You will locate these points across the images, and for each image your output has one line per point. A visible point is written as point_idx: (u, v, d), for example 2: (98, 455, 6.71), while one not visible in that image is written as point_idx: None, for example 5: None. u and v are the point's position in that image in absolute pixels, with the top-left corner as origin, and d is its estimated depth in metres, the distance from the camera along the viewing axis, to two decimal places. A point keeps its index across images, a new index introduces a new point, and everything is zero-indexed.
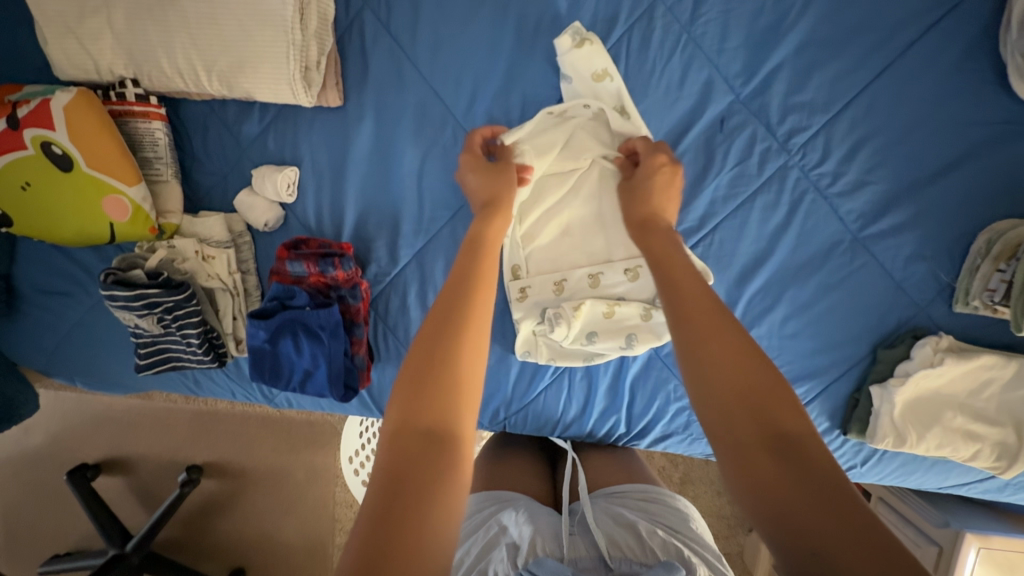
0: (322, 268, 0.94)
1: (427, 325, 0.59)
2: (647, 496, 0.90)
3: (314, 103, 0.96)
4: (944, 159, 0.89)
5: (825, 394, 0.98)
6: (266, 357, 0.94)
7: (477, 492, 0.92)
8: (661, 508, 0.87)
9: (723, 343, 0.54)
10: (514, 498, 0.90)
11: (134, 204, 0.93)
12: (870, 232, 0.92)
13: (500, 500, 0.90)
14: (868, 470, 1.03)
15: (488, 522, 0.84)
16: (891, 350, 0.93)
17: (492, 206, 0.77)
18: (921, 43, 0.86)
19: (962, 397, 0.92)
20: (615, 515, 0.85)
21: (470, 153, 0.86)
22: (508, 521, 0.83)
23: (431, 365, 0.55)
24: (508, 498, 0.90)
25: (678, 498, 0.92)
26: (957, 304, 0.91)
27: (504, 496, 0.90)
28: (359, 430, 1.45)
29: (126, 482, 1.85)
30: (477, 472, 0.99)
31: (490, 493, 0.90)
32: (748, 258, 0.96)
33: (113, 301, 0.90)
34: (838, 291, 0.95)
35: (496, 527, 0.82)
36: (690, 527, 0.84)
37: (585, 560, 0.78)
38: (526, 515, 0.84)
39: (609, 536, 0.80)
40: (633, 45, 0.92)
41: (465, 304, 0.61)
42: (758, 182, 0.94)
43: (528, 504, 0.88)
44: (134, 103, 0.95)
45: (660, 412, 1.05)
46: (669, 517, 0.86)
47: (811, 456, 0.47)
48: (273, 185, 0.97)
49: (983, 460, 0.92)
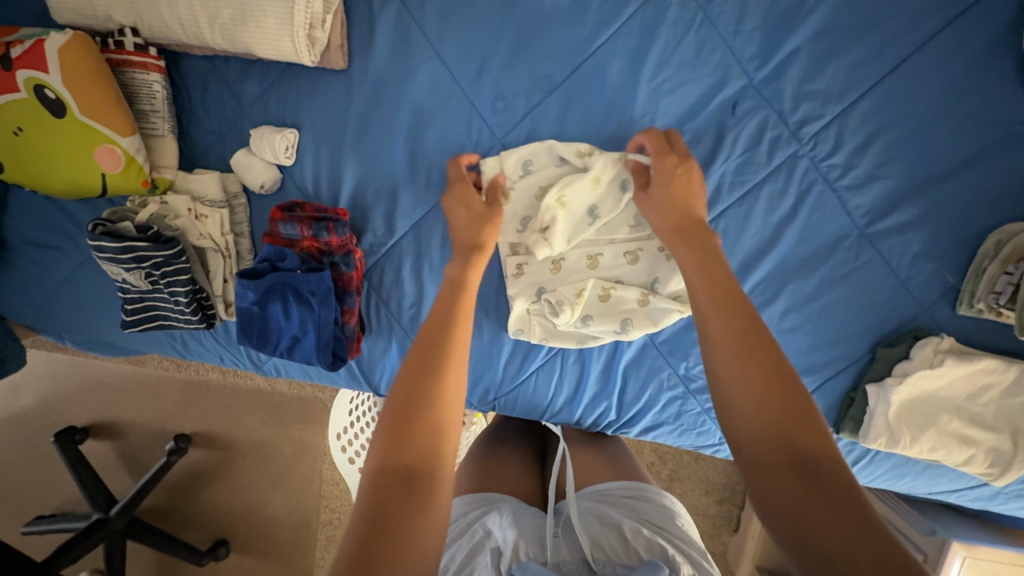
0: (316, 232, 0.92)
1: (418, 348, 0.67)
2: (633, 493, 0.89)
3: (317, 63, 0.93)
4: (958, 156, 0.87)
5: (819, 392, 0.97)
6: (255, 320, 0.93)
7: (464, 494, 0.91)
8: (646, 506, 0.87)
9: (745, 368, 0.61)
10: (500, 501, 0.89)
11: (127, 155, 0.91)
12: (877, 229, 0.91)
13: (487, 503, 0.89)
14: (859, 472, 1.02)
15: (473, 527, 0.83)
16: (890, 349, 0.91)
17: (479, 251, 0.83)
18: (943, 34, 0.84)
19: (959, 400, 0.90)
20: (599, 516, 0.85)
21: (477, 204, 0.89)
22: (493, 525, 0.83)
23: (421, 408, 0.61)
24: (494, 501, 0.89)
25: (665, 495, 0.91)
26: (961, 306, 0.89)
27: (491, 498, 0.90)
28: (350, 408, 1.42)
29: (114, 448, 1.85)
30: (464, 474, 0.98)
31: (478, 496, 0.90)
32: (751, 250, 0.94)
33: (101, 253, 0.89)
34: (841, 287, 0.93)
35: (480, 532, 0.82)
36: (676, 524, 0.84)
37: (568, 563, 0.78)
38: (511, 518, 0.84)
39: (592, 538, 0.80)
40: (646, 20, 0.89)
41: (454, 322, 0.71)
42: (766, 170, 0.92)
43: (514, 506, 0.87)
44: (132, 53, 0.91)
45: (651, 401, 1.03)
46: (654, 515, 0.85)
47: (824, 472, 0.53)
48: (272, 147, 0.95)
49: (976, 466, 0.91)
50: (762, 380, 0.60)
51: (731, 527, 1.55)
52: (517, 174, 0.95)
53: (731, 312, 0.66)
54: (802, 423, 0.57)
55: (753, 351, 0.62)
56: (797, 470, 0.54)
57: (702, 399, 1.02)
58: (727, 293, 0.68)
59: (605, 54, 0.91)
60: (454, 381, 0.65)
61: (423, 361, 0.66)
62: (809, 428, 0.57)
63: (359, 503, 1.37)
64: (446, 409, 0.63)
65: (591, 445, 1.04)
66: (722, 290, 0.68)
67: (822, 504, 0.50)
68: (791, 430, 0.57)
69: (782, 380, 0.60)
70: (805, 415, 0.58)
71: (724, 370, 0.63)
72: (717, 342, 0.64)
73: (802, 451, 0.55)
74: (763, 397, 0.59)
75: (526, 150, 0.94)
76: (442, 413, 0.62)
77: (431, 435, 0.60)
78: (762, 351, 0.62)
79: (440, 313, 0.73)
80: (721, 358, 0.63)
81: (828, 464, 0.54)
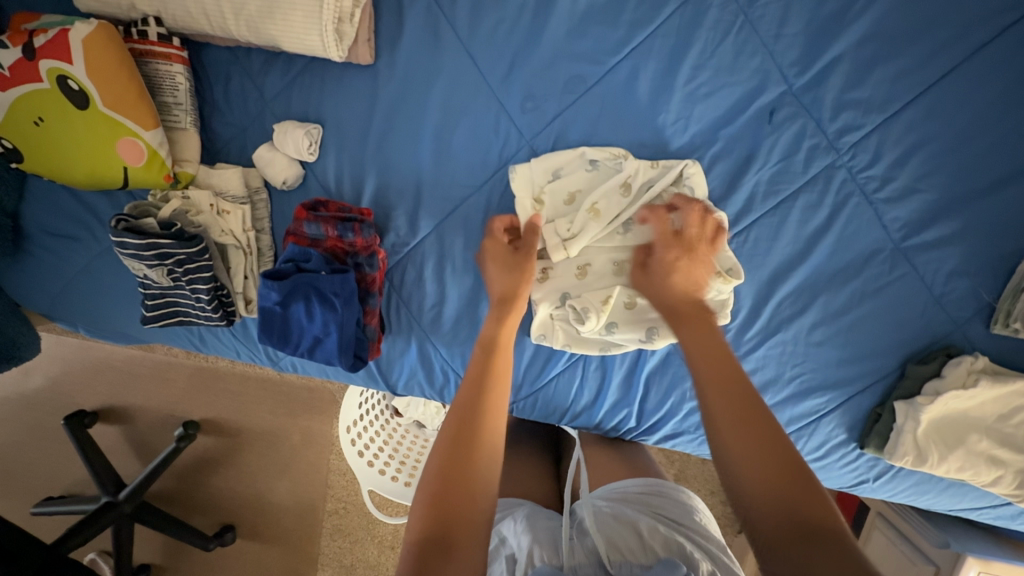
0: (341, 232, 0.90)
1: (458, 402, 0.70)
2: (646, 491, 0.90)
3: (344, 58, 0.91)
4: (1002, 172, 0.84)
5: (845, 406, 0.95)
6: (276, 320, 0.91)
7: None
8: (662, 502, 0.87)
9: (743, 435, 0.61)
10: (516, 505, 0.89)
11: (150, 149, 0.89)
12: (913, 243, 0.89)
13: (503, 509, 0.89)
14: (879, 486, 1.01)
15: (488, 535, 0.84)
16: (921, 367, 0.89)
17: (507, 302, 0.85)
18: (994, 45, 0.81)
19: (989, 421, 0.89)
20: (615, 516, 0.83)
21: (493, 239, 0.91)
22: (508, 532, 0.83)
23: (457, 466, 0.63)
24: (510, 506, 0.89)
25: (682, 491, 0.91)
26: (996, 324, 0.87)
27: (508, 504, 0.90)
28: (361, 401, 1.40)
29: (123, 433, 1.85)
30: None
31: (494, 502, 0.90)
32: (781, 261, 0.92)
33: (123, 249, 0.87)
34: (873, 301, 0.91)
35: (496, 539, 0.82)
36: (694, 520, 0.84)
37: (584, 566, 0.74)
38: (525, 523, 0.83)
39: (608, 540, 0.78)
40: (684, 22, 0.86)
41: (491, 367, 0.75)
42: (801, 180, 0.89)
43: (529, 511, 0.86)
44: (155, 43, 0.89)
45: (673, 410, 1.02)
46: (671, 511, 0.85)
47: (832, 535, 0.52)
48: (295, 143, 0.93)
49: (1002, 487, 0.89)
50: (769, 464, 0.58)
51: (736, 528, 1.55)
52: (547, 179, 0.93)
53: (727, 379, 0.66)
54: (802, 490, 0.56)
55: (751, 424, 0.62)
56: (803, 537, 0.52)
57: None
58: (720, 358, 0.69)
59: (639, 56, 0.88)
60: (492, 437, 0.68)
61: (456, 428, 0.67)
62: (811, 496, 0.56)
63: (369, 497, 1.37)
64: (478, 460, 0.65)
65: (609, 451, 1.03)
66: (732, 375, 0.66)
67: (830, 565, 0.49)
68: (795, 500, 0.55)
69: (782, 457, 0.59)
70: (804, 484, 0.57)
71: (721, 435, 0.62)
72: (712, 403, 0.65)
73: (806, 519, 0.54)
74: (764, 464, 0.58)
75: (554, 157, 0.92)
76: (472, 467, 0.64)
77: (461, 489, 0.62)
78: (766, 430, 0.61)
79: (477, 371, 0.75)
80: (723, 440, 0.62)
81: (829, 529, 0.53)
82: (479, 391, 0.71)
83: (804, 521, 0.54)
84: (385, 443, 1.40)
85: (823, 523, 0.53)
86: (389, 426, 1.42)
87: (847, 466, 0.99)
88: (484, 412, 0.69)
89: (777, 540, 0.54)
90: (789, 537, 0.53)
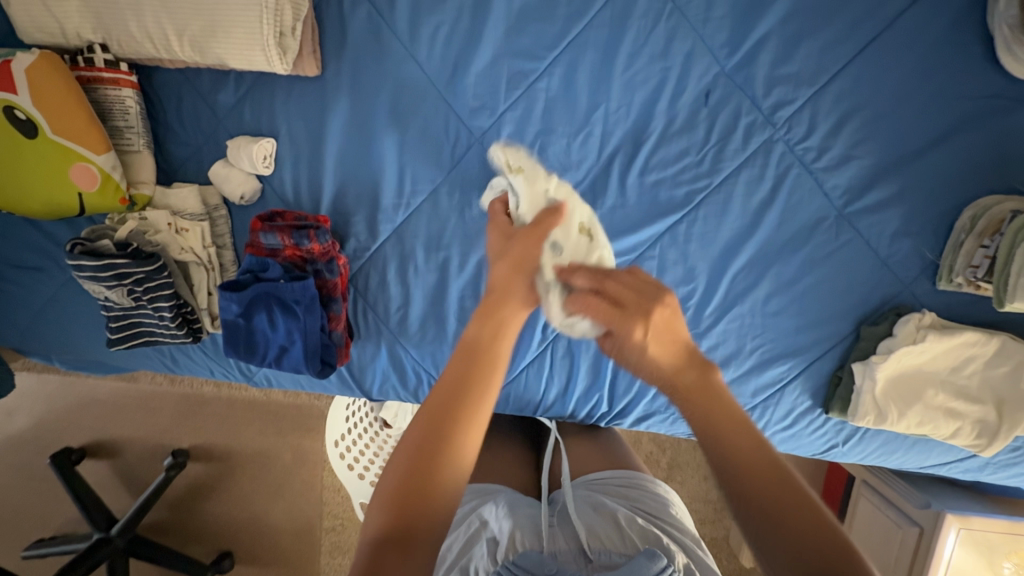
0: (297, 240, 0.90)
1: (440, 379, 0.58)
2: (626, 484, 0.89)
3: (290, 71, 0.92)
4: (930, 134, 0.88)
5: (807, 372, 0.98)
6: (240, 332, 0.92)
7: None
8: (640, 495, 0.87)
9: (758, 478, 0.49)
10: (495, 492, 0.89)
11: (103, 173, 0.90)
12: (856, 208, 0.92)
13: (481, 494, 0.89)
14: (850, 450, 1.03)
15: (469, 518, 0.82)
16: (874, 328, 0.92)
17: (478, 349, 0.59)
18: (909, 14, 0.84)
19: (943, 374, 0.91)
20: (594, 505, 0.85)
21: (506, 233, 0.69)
22: (489, 516, 0.83)
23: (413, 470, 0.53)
24: (489, 492, 0.89)
25: (658, 485, 0.91)
26: (940, 281, 0.90)
27: (486, 489, 0.89)
28: (346, 414, 1.41)
29: (112, 467, 1.83)
30: None
31: (472, 488, 0.89)
32: (733, 235, 0.95)
33: (80, 272, 0.87)
34: (823, 267, 0.94)
35: (477, 522, 0.81)
36: (670, 513, 0.84)
37: (564, 551, 0.75)
38: (506, 509, 0.84)
39: (589, 528, 0.79)
40: (615, 12, 0.89)
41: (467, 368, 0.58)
42: (743, 155, 0.92)
43: (508, 497, 0.87)
44: (102, 69, 0.90)
45: (642, 392, 1.04)
46: (647, 504, 0.85)
47: None
48: (249, 157, 0.95)
49: (963, 438, 0.91)
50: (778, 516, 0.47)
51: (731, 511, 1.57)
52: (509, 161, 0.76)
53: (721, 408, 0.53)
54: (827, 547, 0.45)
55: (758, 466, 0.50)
56: None
57: None
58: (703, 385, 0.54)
59: (577, 47, 0.91)
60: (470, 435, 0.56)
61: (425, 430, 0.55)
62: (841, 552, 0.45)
63: (359, 509, 1.37)
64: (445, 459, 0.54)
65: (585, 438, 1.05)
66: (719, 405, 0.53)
67: None
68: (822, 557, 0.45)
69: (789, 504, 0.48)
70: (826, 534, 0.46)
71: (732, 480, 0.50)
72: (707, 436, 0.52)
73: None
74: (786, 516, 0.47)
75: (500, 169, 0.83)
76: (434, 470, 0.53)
77: (418, 489, 0.52)
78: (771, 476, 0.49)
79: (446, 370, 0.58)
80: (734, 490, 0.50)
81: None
82: (455, 380, 0.57)
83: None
84: (374, 454, 1.40)
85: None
86: (377, 438, 1.41)
87: (816, 432, 1.01)
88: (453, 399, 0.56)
89: None
90: None
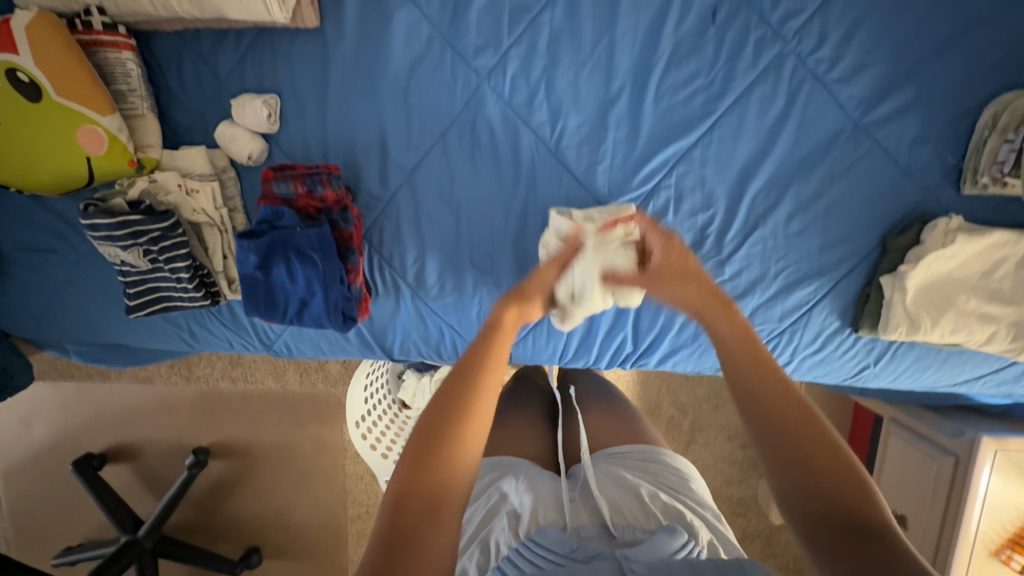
0: (310, 187, 0.90)
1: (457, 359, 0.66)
2: (644, 460, 0.86)
3: (288, 20, 0.91)
4: (944, 33, 0.86)
5: (834, 292, 0.97)
6: (259, 286, 0.90)
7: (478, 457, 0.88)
8: (660, 469, 0.84)
9: (802, 428, 0.60)
10: (514, 464, 0.85)
11: (109, 134, 0.89)
12: (872, 118, 0.90)
13: (498, 467, 0.85)
14: (881, 371, 1.01)
15: (488, 491, 0.80)
16: (900, 238, 0.91)
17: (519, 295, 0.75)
18: None
19: (973, 280, 0.90)
20: (615, 478, 0.81)
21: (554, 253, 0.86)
22: (509, 489, 0.80)
23: (428, 437, 0.59)
24: (508, 465, 0.85)
25: (679, 459, 0.89)
26: (965, 185, 0.89)
27: (504, 462, 0.86)
28: (364, 396, 1.41)
29: (133, 470, 1.82)
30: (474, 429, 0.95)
31: (489, 460, 0.86)
32: (749, 157, 0.93)
33: (95, 232, 0.87)
34: (843, 182, 0.93)
35: (496, 495, 0.79)
36: (690, 487, 0.83)
37: (588, 527, 0.73)
38: (527, 483, 0.81)
39: (611, 503, 0.76)
40: None
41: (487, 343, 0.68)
42: (754, 73, 0.90)
43: (529, 469, 0.84)
44: (101, 32, 0.88)
45: (667, 325, 1.03)
46: (668, 479, 0.83)
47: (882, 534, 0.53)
48: (254, 114, 0.94)
49: (999, 344, 0.90)
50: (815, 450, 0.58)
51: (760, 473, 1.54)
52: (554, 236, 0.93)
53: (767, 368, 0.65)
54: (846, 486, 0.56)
55: (799, 417, 0.60)
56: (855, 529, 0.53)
57: None
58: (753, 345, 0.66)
59: None
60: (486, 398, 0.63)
61: (447, 394, 0.62)
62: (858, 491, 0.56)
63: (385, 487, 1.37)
64: (466, 424, 0.61)
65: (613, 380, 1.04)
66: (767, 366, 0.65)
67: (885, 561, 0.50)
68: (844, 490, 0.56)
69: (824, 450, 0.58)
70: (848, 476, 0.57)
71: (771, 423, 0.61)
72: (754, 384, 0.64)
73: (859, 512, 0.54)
74: (818, 449, 0.58)
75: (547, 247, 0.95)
76: (454, 434, 0.60)
77: (444, 455, 0.59)
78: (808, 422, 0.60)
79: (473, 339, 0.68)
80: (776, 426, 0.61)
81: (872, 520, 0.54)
82: (480, 356, 0.66)
83: (853, 517, 0.54)
84: (395, 437, 1.38)
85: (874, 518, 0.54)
86: (396, 419, 1.39)
87: (846, 353, 1.00)
88: (473, 369, 0.65)
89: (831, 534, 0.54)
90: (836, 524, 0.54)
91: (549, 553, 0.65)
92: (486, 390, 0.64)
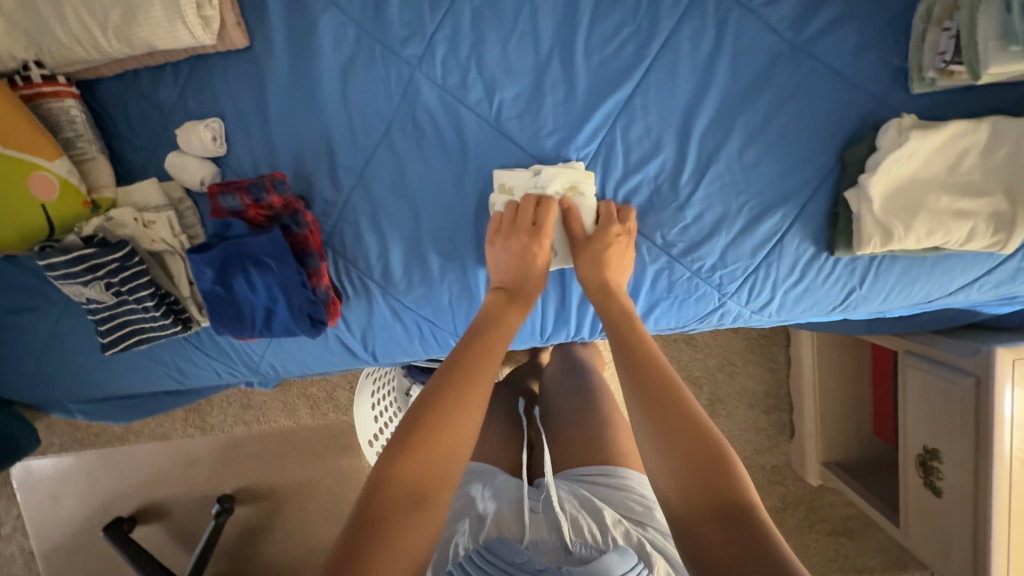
0: (256, 197, 0.91)
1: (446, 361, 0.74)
2: (611, 481, 0.84)
3: (216, 41, 0.93)
4: None
5: (803, 219, 0.94)
6: (222, 301, 0.93)
7: None
8: (627, 492, 0.82)
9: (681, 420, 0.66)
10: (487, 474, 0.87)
11: (60, 179, 0.92)
12: (807, 36, 0.89)
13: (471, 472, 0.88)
14: (870, 292, 0.97)
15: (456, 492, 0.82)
16: (856, 150, 0.89)
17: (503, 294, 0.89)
18: None
19: (942, 176, 0.87)
20: (580, 496, 0.80)
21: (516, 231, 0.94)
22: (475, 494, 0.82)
23: (413, 429, 0.66)
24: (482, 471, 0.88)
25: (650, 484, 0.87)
26: (914, 84, 0.87)
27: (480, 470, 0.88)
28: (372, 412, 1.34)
29: (164, 530, 1.79)
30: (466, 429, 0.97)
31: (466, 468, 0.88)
32: (690, 97, 0.92)
33: (54, 271, 0.89)
34: (791, 105, 0.91)
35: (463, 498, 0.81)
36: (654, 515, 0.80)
37: (545, 542, 0.72)
38: (493, 491, 0.82)
39: (572, 519, 0.75)
40: None
41: (479, 346, 0.76)
42: (679, 11, 0.90)
43: (499, 480, 0.85)
44: (42, 84, 0.92)
45: (640, 277, 0.99)
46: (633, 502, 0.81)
47: (746, 520, 0.58)
48: (199, 139, 0.96)
49: (981, 238, 0.86)
50: (688, 439, 0.65)
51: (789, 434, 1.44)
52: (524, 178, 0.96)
53: (652, 371, 0.72)
54: (718, 477, 0.62)
55: (671, 408, 0.67)
56: (721, 519, 0.59)
57: (690, 263, 0.98)
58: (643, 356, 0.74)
59: None
60: (471, 403, 0.69)
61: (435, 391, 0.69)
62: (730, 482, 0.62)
63: None
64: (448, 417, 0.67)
65: None
66: (655, 373, 0.72)
67: (737, 544, 0.56)
68: (713, 480, 0.62)
69: (696, 443, 0.65)
70: (722, 468, 0.63)
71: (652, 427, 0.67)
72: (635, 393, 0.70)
73: (726, 501, 0.60)
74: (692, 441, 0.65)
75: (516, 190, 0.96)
76: (439, 429, 0.66)
77: (428, 450, 0.65)
78: (686, 418, 0.67)
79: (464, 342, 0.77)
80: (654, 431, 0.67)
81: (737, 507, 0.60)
82: (472, 358, 0.73)
83: (722, 505, 0.60)
84: None
85: (741, 506, 0.60)
86: None
87: (829, 281, 0.97)
88: (461, 370, 0.71)
89: (699, 522, 0.59)
90: (706, 513, 0.60)
91: (501, 559, 0.67)
92: (475, 388, 0.70)
